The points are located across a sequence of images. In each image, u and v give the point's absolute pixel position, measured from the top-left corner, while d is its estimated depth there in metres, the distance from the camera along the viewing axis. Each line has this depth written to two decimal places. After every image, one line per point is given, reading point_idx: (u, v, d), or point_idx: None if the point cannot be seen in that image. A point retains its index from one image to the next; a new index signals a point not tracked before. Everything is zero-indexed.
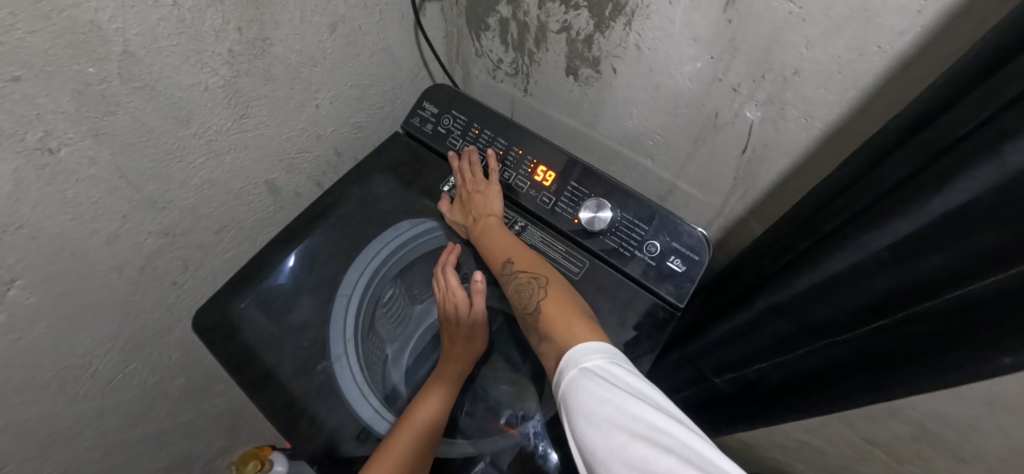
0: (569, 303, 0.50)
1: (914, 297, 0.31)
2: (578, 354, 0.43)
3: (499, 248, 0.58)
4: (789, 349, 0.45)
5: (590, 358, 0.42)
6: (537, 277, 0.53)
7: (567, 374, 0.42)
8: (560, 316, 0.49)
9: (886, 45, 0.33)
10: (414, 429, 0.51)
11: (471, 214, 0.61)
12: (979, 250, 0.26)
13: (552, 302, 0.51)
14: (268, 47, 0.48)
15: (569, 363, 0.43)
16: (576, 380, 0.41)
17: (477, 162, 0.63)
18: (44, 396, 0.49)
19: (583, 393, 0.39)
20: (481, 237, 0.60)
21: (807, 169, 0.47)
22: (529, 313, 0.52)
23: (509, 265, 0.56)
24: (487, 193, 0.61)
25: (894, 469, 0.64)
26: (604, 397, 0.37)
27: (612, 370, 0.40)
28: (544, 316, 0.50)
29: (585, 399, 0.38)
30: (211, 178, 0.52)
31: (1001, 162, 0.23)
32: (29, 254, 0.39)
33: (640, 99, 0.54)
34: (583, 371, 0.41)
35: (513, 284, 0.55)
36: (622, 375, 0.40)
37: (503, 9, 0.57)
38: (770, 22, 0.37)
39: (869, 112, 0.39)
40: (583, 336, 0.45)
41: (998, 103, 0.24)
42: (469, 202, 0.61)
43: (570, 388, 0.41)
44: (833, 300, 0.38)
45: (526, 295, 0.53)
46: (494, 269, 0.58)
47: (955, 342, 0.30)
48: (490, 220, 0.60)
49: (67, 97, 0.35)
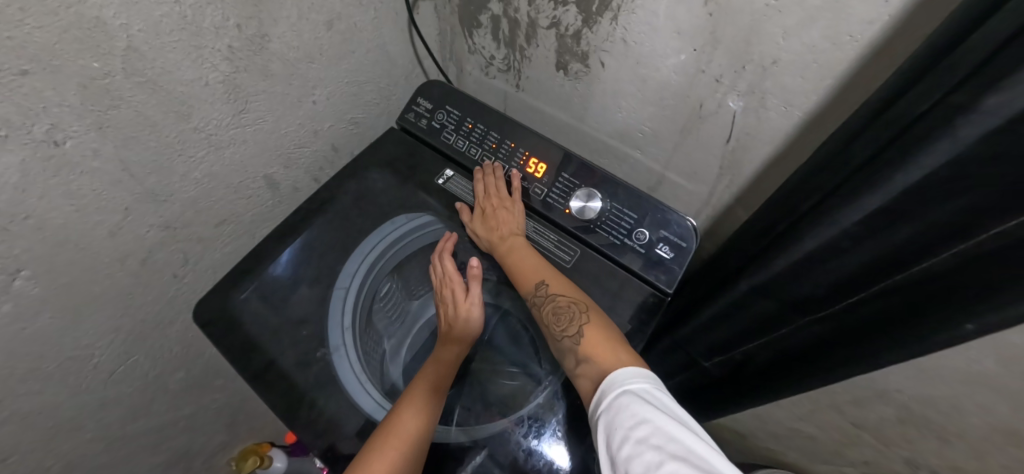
0: (611, 328, 0.51)
1: (879, 270, 0.35)
2: (621, 376, 0.44)
3: (531, 268, 0.57)
4: (772, 329, 0.49)
5: (635, 381, 0.43)
6: (576, 301, 0.53)
7: (611, 391, 0.43)
8: (601, 339, 0.49)
9: (857, 34, 0.35)
10: (414, 402, 0.52)
11: (496, 231, 0.61)
12: (943, 219, 0.29)
13: (594, 328, 0.50)
14: (266, 43, 0.50)
15: (611, 383, 0.44)
16: (617, 398, 0.42)
17: (501, 177, 0.63)
18: (48, 387, 0.50)
19: (624, 411, 0.40)
20: (509, 256, 0.59)
21: (788, 156, 0.49)
22: (566, 336, 0.52)
23: (543, 286, 0.55)
24: (515, 211, 0.62)
25: (882, 452, 0.66)
26: (645, 416, 0.38)
27: (655, 395, 0.41)
28: (586, 341, 0.50)
29: (626, 416, 0.39)
30: (211, 172, 0.54)
31: (953, 138, 0.26)
32: (35, 245, 0.40)
33: (628, 92, 0.56)
34: (626, 391, 0.42)
35: (549, 306, 0.54)
36: (665, 403, 0.40)
37: (494, 6, 0.59)
38: (748, 14, 0.39)
39: (843, 98, 0.40)
40: (625, 359, 0.47)
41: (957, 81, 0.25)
42: (495, 218, 0.61)
43: (611, 406, 0.42)
44: (812, 277, 0.41)
45: (564, 319, 0.52)
46: (525, 291, 0.56)
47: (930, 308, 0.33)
48: (516, 239, 0.60)
49: (73, 91, 0.36)
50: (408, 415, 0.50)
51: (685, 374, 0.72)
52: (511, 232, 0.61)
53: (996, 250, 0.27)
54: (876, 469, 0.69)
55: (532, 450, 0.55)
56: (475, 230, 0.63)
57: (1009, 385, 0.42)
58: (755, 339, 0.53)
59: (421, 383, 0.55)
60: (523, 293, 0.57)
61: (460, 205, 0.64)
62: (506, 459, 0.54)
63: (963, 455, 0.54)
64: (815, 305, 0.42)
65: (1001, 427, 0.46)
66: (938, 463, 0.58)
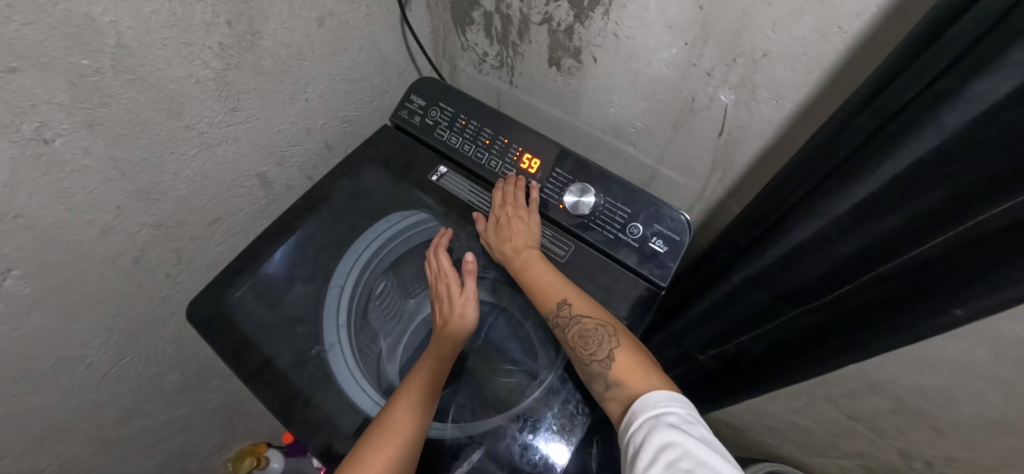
0: (641, 352, 0.50)
1: (873, 259, 0.37)
2: (654, 400, 0.44)
3: (552, 286, 0.55)
4: (768, 320, 0.51)
5: (667, 405, 0.43)
6: (603, 323, 0.51)
7: (641, 413, 0.43)
8: (631, 363, 0.48)
9: (845, 26, 0.35)
10: (410, 397, 0.52)
11: (512, 243, 0.59)
12: (931, 206, 0.30)
13: (623, 352, 0.49)
14: (257, 40, 0.50)
15: (643, 405, 0.44)
16: (647, 421, 0.42)
17: (520, 189, 0.62)
18: (40, 389, 0.49)
19: (654, 433, 0.40)
20: (526, 272, 0.58)
21: (779, 148, 0.50)
22: (594, 359, 0.50)
23: (566, 306, 0.53)
24: (531, 224, 0.60)
25: (877, 443, 0.66)
26: (675, 439, 0.38)
27: (689, 420, 0.41)
28: (616, 366, 0.49)
29: (656, 439, 0.39)
30: (203, 170, 0.53)
31: (938, 126, 0.27)
32: (24, 245, 0.40)
33: (621, 87, 0.56)
34: (657, 414, 0.42)
35: (574, 329, 0.52)
36: (699, 429, 0.40)
37: (486, 3, 0.59)
38: (738, 7, 0.39)
39: (832, 89, 0.40)
40: (656, 384, 0.46)
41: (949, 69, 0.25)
42: (511, 230, 0.60)
43: (641, 428, 0.42)
44: (803, 268, 0.43)
45: (592, 342, 0.51)
46: (547, 311, 0.54)
47: (924, 295, 0.34)
48: (531, 252, 0.59)
49: (62, 88, 0.36)
50: (403, 407, 0.51)
51: (681, 367, 0.74)
52: (527, 244, 0.59)
53: (986, 235, 0.29)
54: (872, 460, 0.70)
55: (527, 446, 0.55)
56: (489, 240, 0.62)
57: (1001, 373, 0.42)
58: (748, 330, 0.55)
59: (417, 379, 0.55)
60: (544, 312, 0.55)
61: (476, 215, 0.64)
62: (503, 454, 0.55)
63: (957, 444, 0.54)
64: (805, 294, 0.45)
65: (993, 416, 0.47)
66: (933, 452, 0.59)
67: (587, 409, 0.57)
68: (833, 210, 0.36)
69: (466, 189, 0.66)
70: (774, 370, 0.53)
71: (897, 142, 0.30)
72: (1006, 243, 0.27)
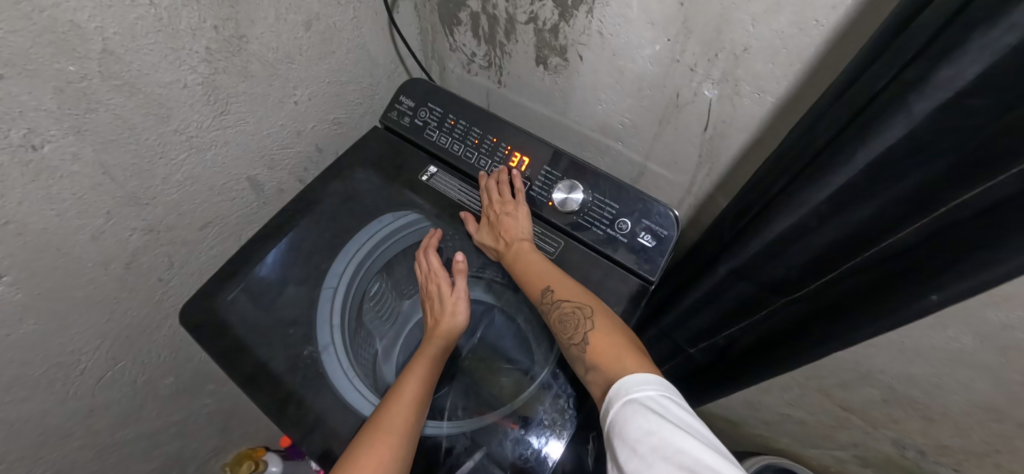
0: (619, 333, 0.49)
1: (855, 249, 0.38)
2: (629, 384, 0.43)
3: (536, 275, 0.56)
4: (753, 310, 0.53)
5: (640, 389, 0.42)
6: (582, 306, 0.51)
7: (617, 399, 0.42)
8: (607, 346, 0.48)
9: (822, 19, 0.35)
10: (403, 400, 0.52)
11: (501, 237, 0.61)
12: (906, 194, 0.31)
13: (600, 334, 0.49)
14: (245, 44, 0.50)
15: (617, 392, 0.43)
16: (624, 409, 0.41)
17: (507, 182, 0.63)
18: (34, 395, 0.50)
19: (630, 423, 0.39)
20: (513, 261, 0.59)
21: (761, 141, 0.50)
22: (574, 343, 0.51)
23: (548, 293, 0.54)
24: (518, 216, 0.61)
25: (871, 433, 0.67)
26: (651, 427, 0.37)
27: (663, 402, 0.40)
28: (592, 348, 0.49)
29: (632, 429, 0.38)
30: (192, 174, 0.54)
31: (909, 113, 0.27)
32: (16, 251, 0.40)
33: (607, 84, 0.56)
34: (632, 399, 0.41)
35: (555, 313, 0.53)
36: (674, 411, 0.40)
37: (473, 4, 0.60)
38: (717, 3, 0.39)
39: (811, 83, 0.41)
40: (632, 366, 0.45)
41: (929, 55, 0.25)
42: (498, 224, 0.61)
43: (617, 416, 0.41)
44: (786, 258, 0.44)
45: (570, 326, 0.51)
46: (533, 299, 0.55)
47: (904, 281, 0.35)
48: (522, 244, 0.59)
49: (49, 94, 0.36)
50: (396, 410, 0.51)
51: (673, 361, 0.75)
52: (517, 238, 0.60)
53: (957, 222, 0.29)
54: (866, 451, 0.70)
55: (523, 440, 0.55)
56: (483, 239, 0.63)
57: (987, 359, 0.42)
58: (739, 322, 0.56)
59: (412, 380, 0.54)
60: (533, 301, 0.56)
61: (466, 214, 0.65)
62: (500, 451, 0.55)
63: (948, 431, 0.55)
64: (790, 286, 0.46)
65: (981, 403, 0.47)
66: (926, 441, 0.59)
67: (576, 403, 0.57)
68: (812, 199, 0.37)
69: (456, 189, 0.66)
70: (765, 359, 0.55)
71: (874, 128, 0.30)
72: (977, 229, 0.28)
